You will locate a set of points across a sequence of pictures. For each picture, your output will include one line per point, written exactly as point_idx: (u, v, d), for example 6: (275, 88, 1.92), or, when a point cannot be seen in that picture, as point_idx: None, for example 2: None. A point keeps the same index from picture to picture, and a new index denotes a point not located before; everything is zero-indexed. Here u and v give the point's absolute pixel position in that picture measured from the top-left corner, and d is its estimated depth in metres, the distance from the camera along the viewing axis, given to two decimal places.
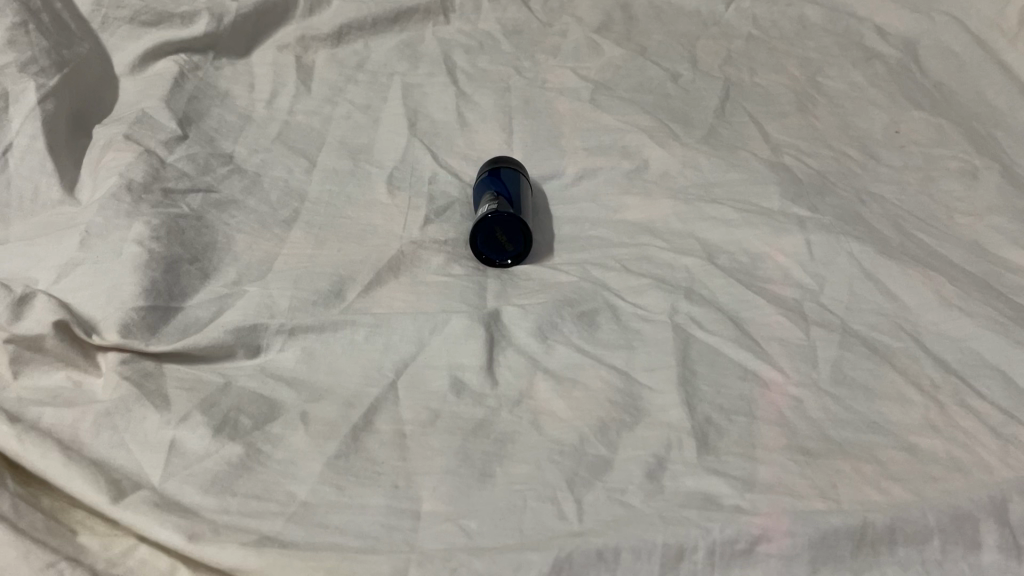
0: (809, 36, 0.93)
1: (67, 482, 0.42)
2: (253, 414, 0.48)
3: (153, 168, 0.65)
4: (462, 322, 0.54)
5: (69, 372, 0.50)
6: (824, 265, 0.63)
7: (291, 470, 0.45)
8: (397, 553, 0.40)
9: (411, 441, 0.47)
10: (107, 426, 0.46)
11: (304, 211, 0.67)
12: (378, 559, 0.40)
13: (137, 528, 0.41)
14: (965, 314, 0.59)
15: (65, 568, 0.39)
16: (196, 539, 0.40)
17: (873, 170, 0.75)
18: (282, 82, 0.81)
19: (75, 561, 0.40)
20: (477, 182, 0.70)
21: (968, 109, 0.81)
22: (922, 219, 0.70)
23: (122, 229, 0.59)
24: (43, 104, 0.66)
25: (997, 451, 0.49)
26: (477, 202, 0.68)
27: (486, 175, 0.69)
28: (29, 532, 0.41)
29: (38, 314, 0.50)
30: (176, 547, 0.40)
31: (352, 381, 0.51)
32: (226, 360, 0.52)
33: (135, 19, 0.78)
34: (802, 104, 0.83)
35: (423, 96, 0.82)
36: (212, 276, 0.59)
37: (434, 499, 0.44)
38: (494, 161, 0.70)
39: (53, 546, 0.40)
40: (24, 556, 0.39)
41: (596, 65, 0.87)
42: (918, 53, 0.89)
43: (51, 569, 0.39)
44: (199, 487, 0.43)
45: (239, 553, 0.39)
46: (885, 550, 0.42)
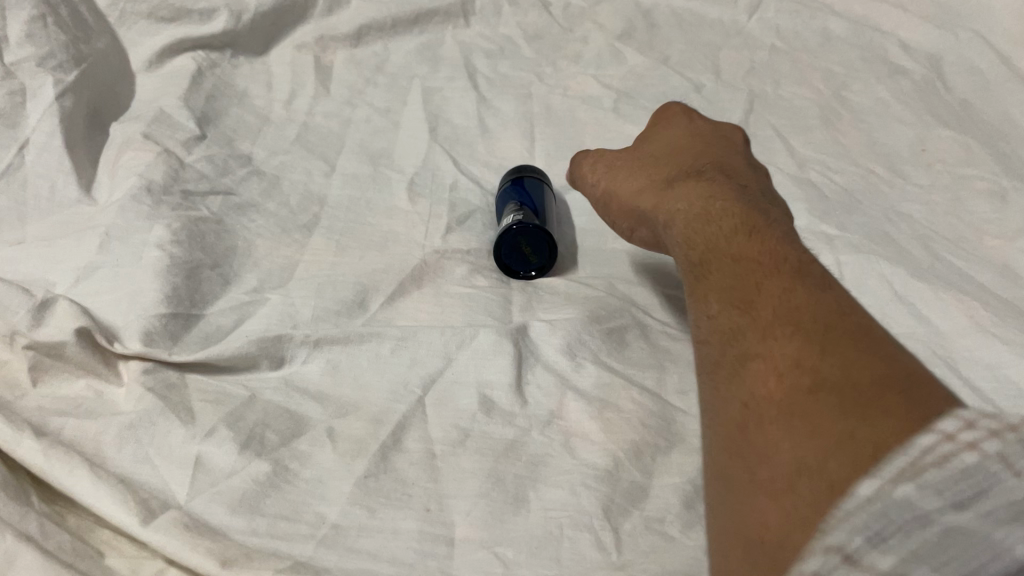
0: (832, 48, 0.90)
1: (95, 500, 0.41)
2: (279, 429, 0.47)
3: (173, 169, 0.64)
4: (491, 337, 0.53)
5: (90, 380, 0.49)
6: (854, 285, 0.63)
7: (320, 490, 0.44)
8: None
9: (441, 462, 0.46)
10: (131, 439, 0.45)
11: (325, 216, 0.66)
12: None
13: (167, 552, 0.40)
14: (999, 340, 0.57)
15: None
16: (228, 566, 0.40)
17: (899, 189, 0.73)
18: (301, 83, 0.79)
19: None
20: (500, 192, 0.68)
21: (994, 127, 0.80)
22: (950, 240, 0.68)
23: (142, 232, 0.58)
24: (62, 100, 0.65)
25: None
26: (500, 211, 0.67)
27: (510, 184, 0.67)
28: (58, 554, 0.40)
29: (61, 321, 0.48)
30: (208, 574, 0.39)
31: (379, 396, 0.50)
32: (250, 371, 0.51)
33: (154, 15, 0.76)
34: (827, 118, 0.81)
35: (444, 100, 0.80)
36: (233, 283, 0.58)
37: (467, 525, 0.44)
38: (517, 170, 0.69)
39: (83, 571, 0.40)
40: None
41: (618, 73, 0.86)
42: (944, 69, 0.87)
43: None
44: (227, 505, 0.43)
45: None
46: None
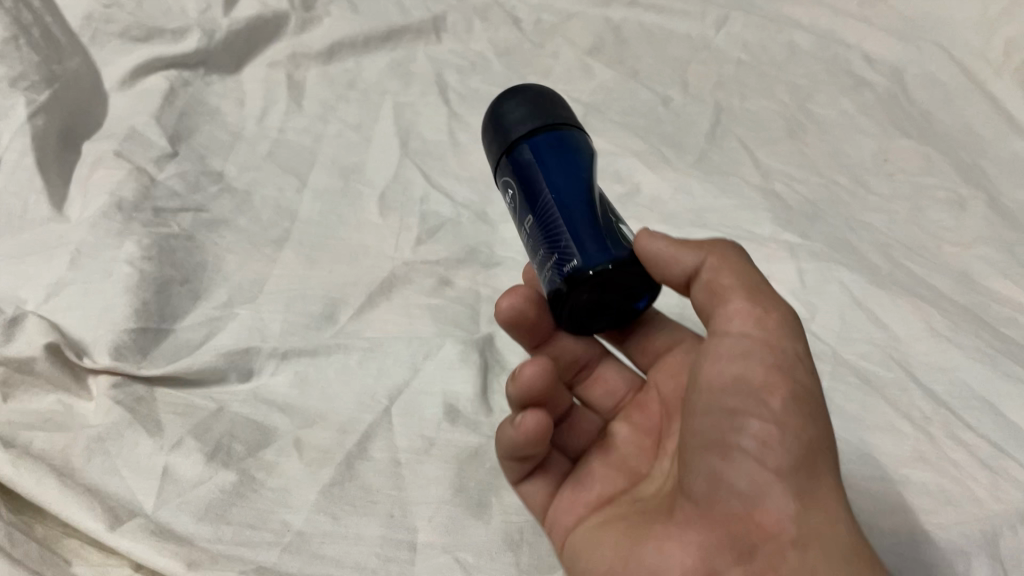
0: (796, 61, 0.87)
1: (64, 508, 0.43)
2: (247, 440, 0.49)
3: (144, 187, 0.65)
4: (457, 347, 0.55)
5: (60, 396, 0.50)
6: (815, 293, 0.64)
7: (286, 499, 0.46)
8: None
9: (406, 469, 0.48)
10: (99, 451, 0.46)
11: (294, 231, 0.67)
12: None
13: (135, 557, 0.41)
14: (953, 344, 0.59)
15: None
16: (195, 567, 0.41)
17: (861, 198, 0.73)
18: (272, 98, 0.78)
19: None
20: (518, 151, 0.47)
21: (954, 139, 0.79)
22: (910, 247, 0.69)
23: (113, 248, 0.59)
24: (34, 120, 0.65)
25: (987, 485, 0.50)
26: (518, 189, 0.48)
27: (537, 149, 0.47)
28: (26, 562, 0.40)
29: (30, 336, 0.50)
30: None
31: (347, 406, 0.51)
32: (218, 383, 0.52)
33: (126, 35, 0.77)
34: (792, 129, 0.80)
35: (414, 115, 0.79)
36: (202, 298, 0.59)
37: (431, 531, 0.45)
38: (546, 126, 0.48)
39: None
40: None
41: (588, 86, 0.84)
42: (907, 82, 0.84)
43: None
44: (194, 515, 0.44)
45: None
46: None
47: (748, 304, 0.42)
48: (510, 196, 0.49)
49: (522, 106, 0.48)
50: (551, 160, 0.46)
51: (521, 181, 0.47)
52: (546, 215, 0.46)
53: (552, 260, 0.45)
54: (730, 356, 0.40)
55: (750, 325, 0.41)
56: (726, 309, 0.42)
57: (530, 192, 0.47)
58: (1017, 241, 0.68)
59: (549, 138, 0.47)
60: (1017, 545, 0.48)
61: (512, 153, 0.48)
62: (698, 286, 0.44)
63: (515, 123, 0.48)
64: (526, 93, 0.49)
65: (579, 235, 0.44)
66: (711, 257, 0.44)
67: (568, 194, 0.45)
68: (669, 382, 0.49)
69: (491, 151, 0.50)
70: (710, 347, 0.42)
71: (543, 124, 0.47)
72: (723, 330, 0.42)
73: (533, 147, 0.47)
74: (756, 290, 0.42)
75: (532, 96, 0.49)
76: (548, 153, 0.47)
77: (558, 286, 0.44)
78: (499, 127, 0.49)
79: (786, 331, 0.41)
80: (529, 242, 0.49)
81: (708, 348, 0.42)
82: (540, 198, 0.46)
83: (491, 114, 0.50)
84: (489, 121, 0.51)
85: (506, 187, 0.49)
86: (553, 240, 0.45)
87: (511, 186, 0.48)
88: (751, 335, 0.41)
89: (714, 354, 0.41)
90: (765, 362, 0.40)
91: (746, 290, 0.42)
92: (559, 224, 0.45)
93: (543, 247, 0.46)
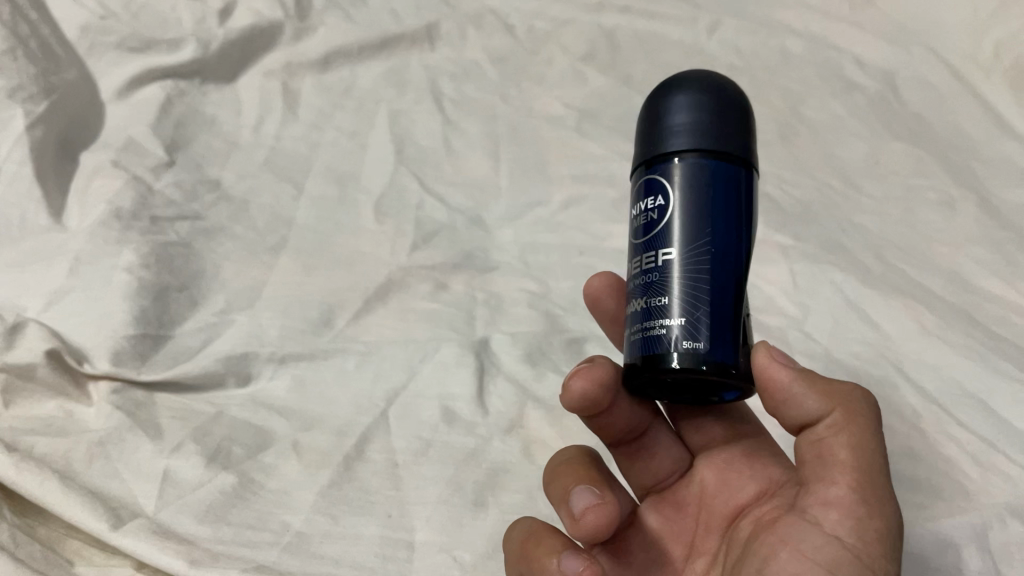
0: (789, 66, 0.82)
1: (68, 509, 0.45)
2: (245, 443, 0.52)
3: (143, 195, 0.65)
4: (452, 350, 0.59)
5: (60, 402, 0.52)
6: (808, 293, 0.64)
7: (285, 500, 0.49)
8: None
9: (403, 470, 0.52)
10: (100, 455, 0.49)
11: (292, 238, 0.67)
12: None
13: (138, 554, 0.44)
14: (944, 342, 0.59)
15: None
16: (195, 565, 0.44)
17: (854, 202, 0.71)
18: (268, 106, 0.76)
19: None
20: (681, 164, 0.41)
21: (944, 139, 0.75)
22: (903, 247, 0.67)
23: (111, 256, 0.60)
24: (32, 131, 0.64)
25: (976, 480, 0.52)
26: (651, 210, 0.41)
27: (693, 179, 0.40)
28: (31, 563, 0.43)
29: (30, 344, 0.52)
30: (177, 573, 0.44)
31: (344, 409, 0.55)
32: (220, 389, 0.56)
33: (123, 46, 0.74)
34: (783, 133, 0.76)
35: (410, 124, 0.77)
36: (200, 304, 0.61)
37: (427, 530, 0.49)
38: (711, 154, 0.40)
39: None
40: None
41: (581, 94, 0.80)
42: (899, 84, 0.80)
43: None
44: (193, 516, 0.47)
45: None
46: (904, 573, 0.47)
47: (850, 497, 0.38)
48: (648, 199, 0.41)
49: (729, 119, 0.41)
50: (732, 211, 0.40)
51: (686, 207, 0.40)
52: (699, 269, 0.40)
53: (685, 321, 0.39)
54: (815, 547, 0.38)
55: (844, 529, 0.38)
56: (825, 493, 0.39)
57: (691, 229, 0.40)
58: (1008, 240, 0.66)
59: (735, 179, 0.41)
60: (1007, 536, 0.48)
61: (689, 169, 0.40)
62: (808, 437, 0.41)
63: (710, 135, 0.41)
64: (732, 102, 0.42)
65: (723, 321, 0.39)
66: (834, 417, 0.40)
67: (730, 266, 0.40)
68: (716, 488, 0.47)
69: (655, 129, 0.42)
70: (793, 522, 0.40)
71: (738, 156, 0.41)
72: (816, 516, 0.39)
73: (715, 179, 0.40)
74: (871, 486, 0.38)
75: (740, 111, 0.42)
76: (732, 198, 0.41)
77: (677, 351, 0.39)
78: (691, 120, 0.41)
79: (881, 542, 0.38)
80: (642, 262, 0.42)
81: (792, 518, 0.40)
82: (697, 245, 0.40)
83: (677, 91, 0.42)
84: (665, 93, 0.43)
85: (651, 184, 0.42)
86: (698, 301, 0.39)
87: (663, 193, 0.41)
88: (842, 540, 0.37)
89: (794, 535, 0.39)
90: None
91: (856, 480, 0.39)
92: (716, 297, 0.40)
93: (678, 297, 0.40)
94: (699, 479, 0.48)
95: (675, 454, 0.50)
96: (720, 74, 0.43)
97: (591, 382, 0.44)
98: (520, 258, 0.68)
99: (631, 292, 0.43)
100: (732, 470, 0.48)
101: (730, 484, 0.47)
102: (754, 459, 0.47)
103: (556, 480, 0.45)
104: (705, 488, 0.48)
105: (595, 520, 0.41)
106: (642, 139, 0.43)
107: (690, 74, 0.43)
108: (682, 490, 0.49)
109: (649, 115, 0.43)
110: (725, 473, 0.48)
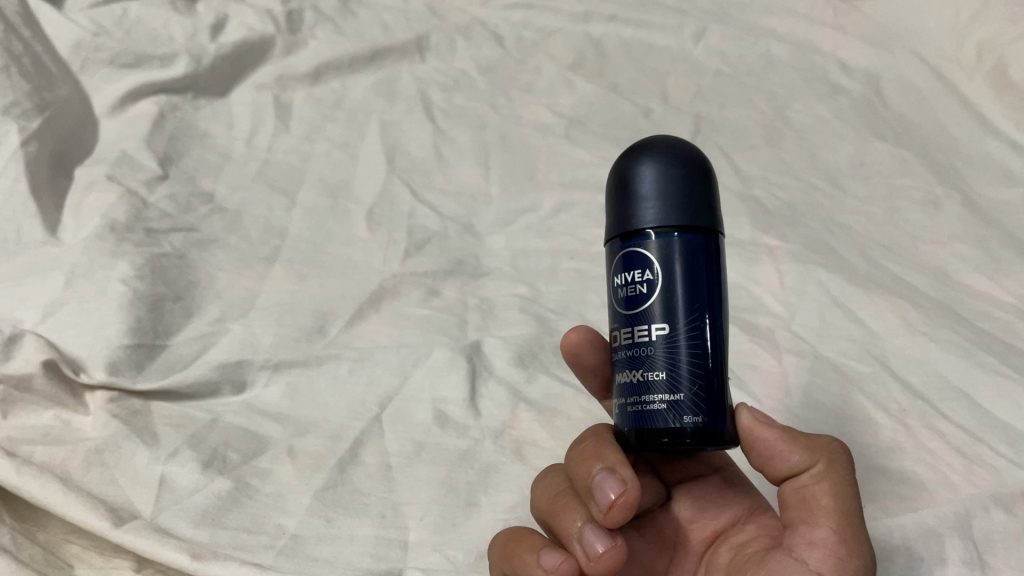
0: (774, 71, 0.82)
1: (68, 510, 0.46)
2: (240, 448, 0.54)
3: (137, 208, 0.66)
4: (445, 353, 0.60)
5: (57, 411, 0.54)
6: (795, 293, 0.65)
7: (280, 504, 0.50)
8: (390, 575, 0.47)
9: (397, 472, 0.53)
10: (98, 462, 0.51)
11: (285, 248, 0.68)
12: None
13: (140, 550, 0.45)
14: (929, 338, 0.60)
15: None
16: (198, 559, 0.45)
17: (839, 201, 0.72)
18: (260, 119, 0.77)
19: None
20: (651, 241, 0.40)
21: (927, 139, 0.76)
22: (888, 246, 0.68)
23: (106, 268, 0.61)
24: (26, 146, 0.65)
25: (961, 471, 0.53)
26: (629, 284, 0.40)
27: (667, 253, 0.40)
28: (31, 564, 0.44)
29: (27, 354, 0.54)
30: (179, 566, 0.45)
31: (339, 414, 0.57)
32: (214, 397, 0.57)
33: (116, 62, 0.75)
34: (769, 136, 0.77)
35: (400, 133, 0.78)
36: (195, 314, 0.62)
37: (421, 529, 0.50)
38: (684, 227, 0.40)
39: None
40: None
41: (569, 101, 0.81)
42: (883, 86, 0.80)
43: None
44: (190, 520, 0.48)
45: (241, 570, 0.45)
46: (887, 563, 0.48)
47: (833, 537, 0.38)
48: (632, 271, 0.40)
49: (700, 190, 0.41)
50: (712, 282, 0.40)
51: (672, 281, 0.39)
52: (689, 343, 0.39)
53: (682, 397, 0.39)
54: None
55: (826, 566, 0.37)
56: (809, 533, 0.39)
57: (681, 302, 0.39)
58: (992, 237, 0.66)
59: (711, 249, 0.40)
60: (991, 526, 0.49)
61: (671, 243, 0.40)
62: (791, 483, 0.41)
63: (686, 208, 0.40)
64: (698, 172, 0.41)
65: (715, 393, 0.39)
66: (818, 465, 0.40)
67: (715, 337, 0.40)
68: (696, 513, 0.46)
69: (628, 201, 0.41)
70: (777, 560, 0.39)
71: (712, 226, 0.41)
72: (800, 553, 0.39)
73: (696, 251, 0.40)
74: (854, 530, 0.39)
75: (706, 180, 0.41)
76: (711, 269, 0.40)
77: (678, 428, 0.38)
78: (665, 194, 0.40)
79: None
80: (627, 335, 0.41)
81: (775, 556, 0.40)
82: (686, 319, 0.39)
83: (645, 162, 0.41)
84: (633, 163, 0.42)
85: (632, 257, 0.41)
86: (691, 375, 0.39)
87: (648, 267, 0.40)
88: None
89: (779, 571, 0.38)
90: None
91: (839, 523, 0.39)
92: (706, 369, 0.39)
93: (673, 372, 0.39)
94: (675, 505, 0.46)
95: (651, 482, 0.47)
96: (678, 138, 0.43)
97: (628, 512, 0.40)
98: (511, 263, 0.69)
99: (616, 361, 0.42)
100: (707, 498, 0.46)
101: (708, 513, 0.46)
102: (729, 489, 0.46)
103: (559, 515, 0.42)
104: (681, 514, 0.46)
105: (610, 569, 0.39)
106: (613, 210, 0.42)
107: (652, 143, 0.42)
108: (659, 515, 0.46)
109: (617, 186, 0.42)
110: (703, 501, 0.46)
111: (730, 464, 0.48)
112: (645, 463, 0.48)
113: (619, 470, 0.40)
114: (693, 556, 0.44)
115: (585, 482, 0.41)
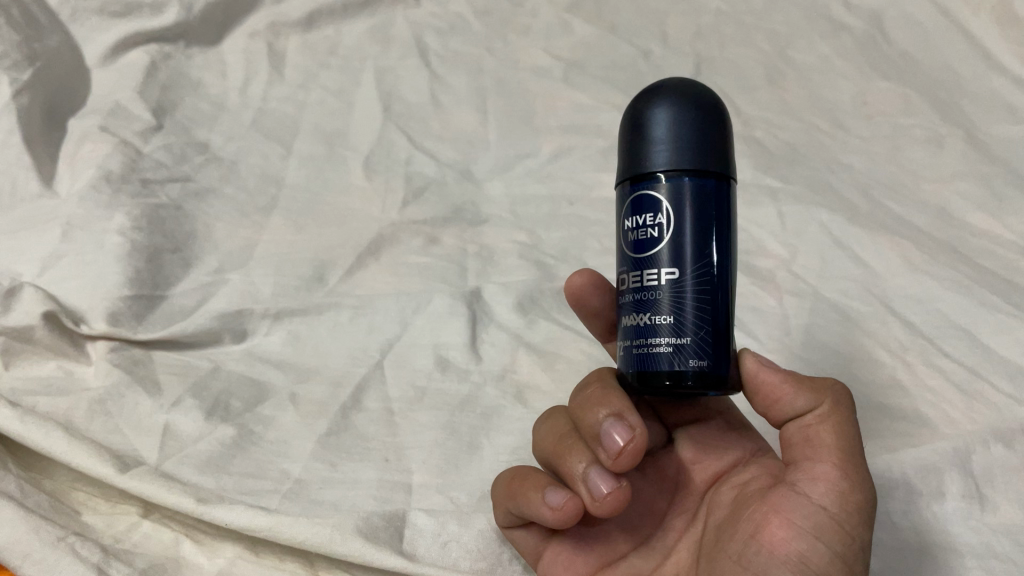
0: (775, 8, 0.78)
1: (72, 458, 0.47)
2: (243, 396, 0.54)
3: (131, 158, 0.66)
4: (445, 300, 0.61)
5: (59, 362, 0.55)
6: (796, 235, 0.65)
7: (284, 450, 0.51)
8: (394, 514, 0.48)
9: (400, 418, 0.54)
10: (101, 412, 0.52)
11: (282, 198, 0.68)
12: (380, 524, 0.47)
13: (147, 495, 0.46)
14: (930, 277, 0.60)
15: (75, 541, 0.44)
16: (204, 502, 0.46)
17: (841, 141, 0.70)
18: (254, 68, 0.74)
19: (82, 535, 0.45)
20: (663, 182, 0.40)
21: (930, 78, 0.73)
22: (890, 185, 0.67)
23: (103, 219, 0.61)
24: (18, 99, 0.64)
25: (961, 408, 0.53)
26: (639, 227, 0.40)
27: (678, 194, 0.39)
28: (38, 510, 0.45)
29: (27, 306, 0.54)
30: (186, 509, 0.46)
31: (340, 361, 0.57)
32: (214, 345, 0.58)
33: (105, 10, 0.72)
34: (771, 76, 0.75)
35: (395, 79, 0.76)
36: (194, 265, 0.62)
37: (424, 471, 0.51)
38: (698, 170, 0.39)
39: (61, 523, 0.45)
40: (36, 532, 0.43)
41: (567, 43, 0.77)
42: (887, 23, 0.76)
43: (62, 542, 0.43)
44: (195, 466, 0.49)
45: (246, 514, 0.45)
46: (887, 498, 0.49)
47: (837, 472, 0.38)
48: (643, 215, 0.40)
49: (714, 133, 0.40)
50: (723, 227, 0.40)
51: (683, 224, 0.39)
52: (697, 288, 0.39)
53: (687, 341, 0.39)
54: (803, 514, 0.38)
55: (830, 500, 0.38)
56: (812, 469, 0.39)
57: (690, 246, 0.39)
58: (996, 174, 0.66)
59: (723, 194, 0.40)
60: (990, 460, 0.50)
61: (683, 186, 0.39)
62: (795, 424, 0.41)
63: (701, 151, 0.39)
64: (714, 115, 0.41)
65: (720, 339, 0.39)
66: (824, 406, 0.40)
67: (723, 282, 0.40)
68: (698, 455, 0.46)
69: (641, 143, 0.41)
70: (779, 494, 0.39)
71: (724, 171, 0.40)
72: (803, 488, 0.39)
73: (709, 196, 0.39)
74: (857, 468, 0.39)
75: (722, 126, 0.41)
76: (722, 214, 0.40)
77: (682, 371, 0.38)
78: (680, 136, 0.40)
79: (861, 515, 0.38)
80: (634, 279, 0.40)
81: (778, 491, 0.40)
82: (694, 264, 0.39)
83: (661, 103, 0.41)
84: (647, 104, 0.41)
85: (642, 200, 0.40)
86: (698, 320, 0.39)
87: (659, 210, 0.40)
88: (829, 510, 0.38)
89: (783, 505, 0.39)
90: (834, 547, 0.37)
91: (842, 459, 0.39)
92: (714, 314, 0.39)
93: (679, 316, 0.39)
94: (677, 448, 0.47)
95: (652, 425, 0.48)
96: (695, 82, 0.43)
97: (636, 458, 0.40)
98: (510, 209, 0.69)
99: (623, 305, 0.41)
100: (710, 440, 0.46)
101: (710, 453, 0.46)
102: (732, 432, 0.46)
103: (564, 457, 0.42)
104: (684, 455, 0.46)
105: (613, 510, 0.39)
106: (625, 152, 0.42)
107: (669, 85, 0.42)
108: (661, 456, 0.47)
109: (631, 127, 0.42)
110: (706, 442, 0.46)
111: (732, 408, 0.48)
112: (647, 407, 0.49)
113: (626, 416, 0.40)
114: (696, 495, 0.45)
115: (591, 428, 0.41)
